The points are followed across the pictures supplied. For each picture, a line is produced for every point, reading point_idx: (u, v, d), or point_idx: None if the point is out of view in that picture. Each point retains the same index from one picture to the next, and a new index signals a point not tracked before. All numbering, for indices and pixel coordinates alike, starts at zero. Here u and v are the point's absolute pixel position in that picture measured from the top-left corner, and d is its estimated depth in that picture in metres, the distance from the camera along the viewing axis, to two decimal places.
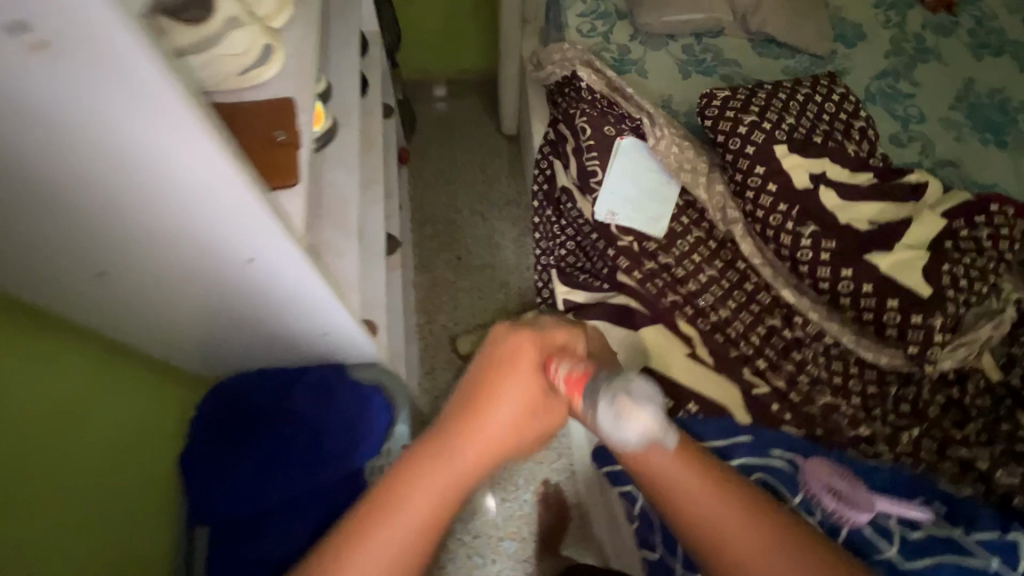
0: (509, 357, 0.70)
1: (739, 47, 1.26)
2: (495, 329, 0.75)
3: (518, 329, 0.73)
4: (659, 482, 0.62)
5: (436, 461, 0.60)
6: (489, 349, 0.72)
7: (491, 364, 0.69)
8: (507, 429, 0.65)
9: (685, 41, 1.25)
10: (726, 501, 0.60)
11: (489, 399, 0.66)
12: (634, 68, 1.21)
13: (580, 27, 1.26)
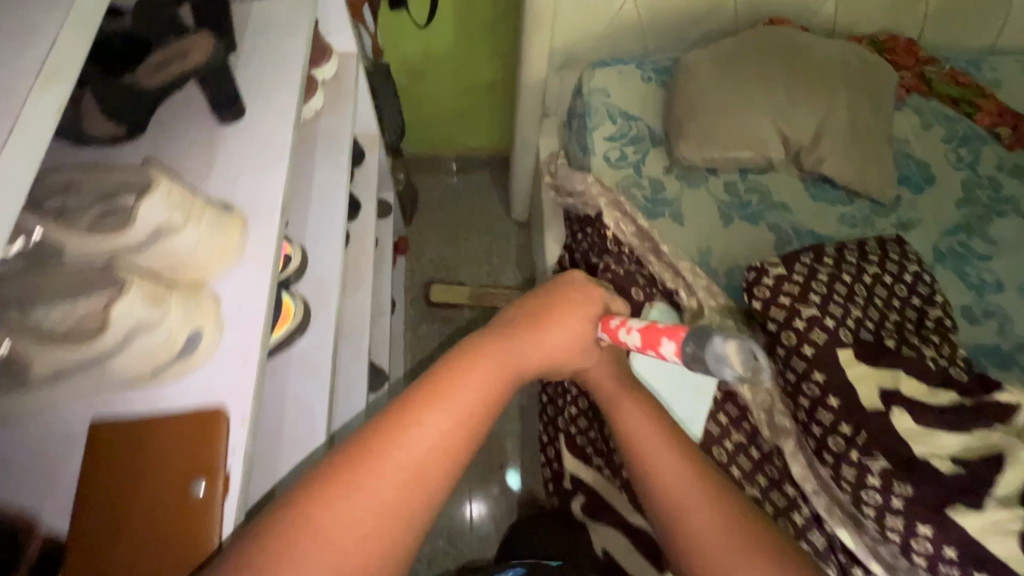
0: (569, 307, 0.71)
1: (790, 188, 1.09)
2: (568, 277, 0.75)
3: (589, 287, 0.74)
4: (654, 465, 0.61)
5: (436, 397, 0.54)
6: (551, 289, 0.73)
7: (548, 314, 0.70)
8: (541, 352, 0.67)
9: (728, 178, 1.08)
10: (721, 514, 0.57)
11: (542, 334, 0.67)
12: (668, 210, 1.05)
13: (608, 153, 1.09)
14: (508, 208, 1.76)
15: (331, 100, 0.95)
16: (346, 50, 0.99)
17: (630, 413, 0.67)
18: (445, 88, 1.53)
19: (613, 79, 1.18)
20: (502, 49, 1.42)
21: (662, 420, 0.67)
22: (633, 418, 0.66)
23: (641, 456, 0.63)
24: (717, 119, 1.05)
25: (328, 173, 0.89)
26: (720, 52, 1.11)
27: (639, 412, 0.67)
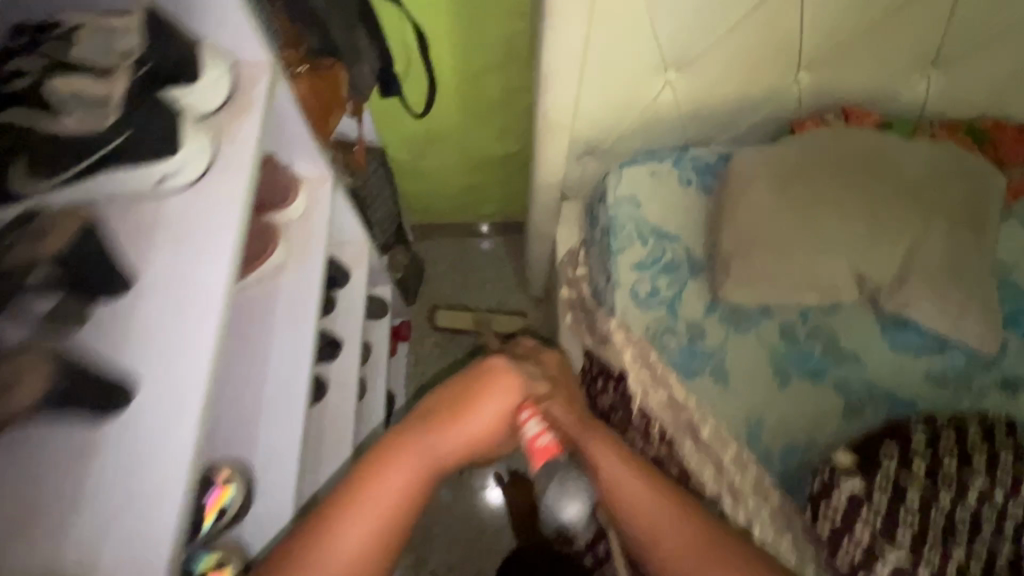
0: (490, 390, 0.65)
1: (864, 333, 0.88)
2: (487, 365, 0.67)
3: (508, 373, 0.67)
4: (618, 490, 0.63)
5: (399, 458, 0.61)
6: (468, 375, 0.68)
7: (466, 399, 0.66)
8: (462, 443, 0.64)
9: (785, 321, 0.88)
10: (696, 532, 0.60)
11: (466, 414, 0.65)
12: (710, 366, 0.85)
13: (635, 287, 0.90)
14: (523, 282, 1.58)
15: (295, 247, 0.78)
16: (317, 176, 0.81)
17: (597, 455, 0.64)
18: (451, 162, 1.35)
19: (645, 185, 0.98)
20: (515, 125, 1.23)
21: (623, 448, 0.67)
22: (599, 466, 0.64)
23: (608, 490, 0.63)
24: (776, 255, 0.85)
25: (286, 350, 0.72)
26: (783, 161, 0.89)
27: (604, 454, 0.64)
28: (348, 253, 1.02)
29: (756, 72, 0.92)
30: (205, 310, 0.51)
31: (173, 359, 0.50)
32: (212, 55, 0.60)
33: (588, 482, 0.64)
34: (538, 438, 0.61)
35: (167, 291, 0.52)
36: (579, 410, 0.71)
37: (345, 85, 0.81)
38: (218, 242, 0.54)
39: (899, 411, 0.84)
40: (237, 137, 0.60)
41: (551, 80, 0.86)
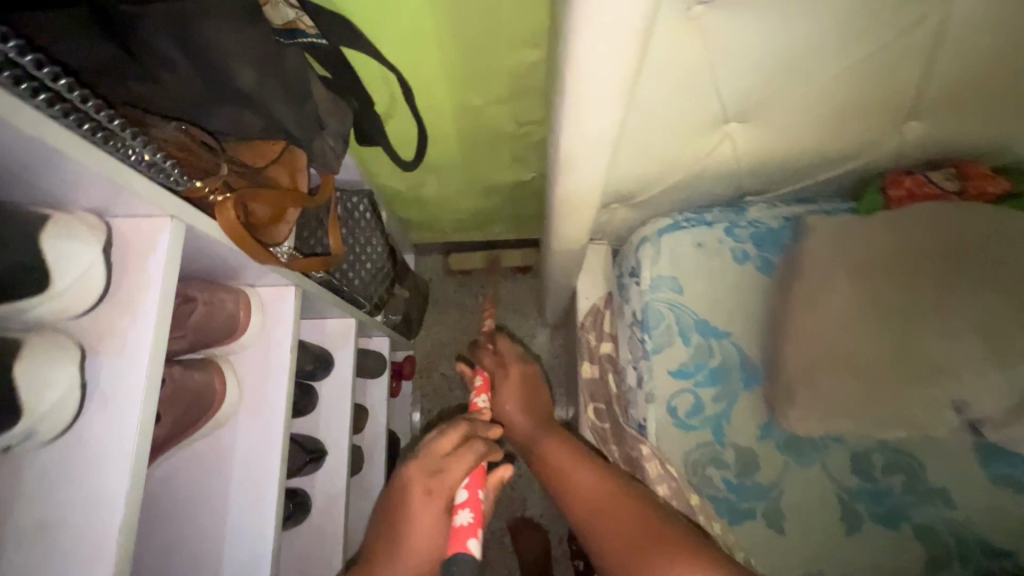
0: (424, 490, 0.59)
1: (958, 464, 0.71)
2: (402, 475, 0.61)
3: (415, 474, 0.60)
4: (584, 496, 0.67)
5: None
6: (396, 492, 0.60)
7: (402, 498, 0.59)
8: (434, 533, 0.58)
9: (858, 449, 0.72)
10: (647, 522, 0.61)
11: (414, 540, 0.57)
12: (761, 504, 0.71)
13: (674, 403, 0.74)
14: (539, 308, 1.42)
15: (251, 387, 0.62)
16: (279, 288, 0.66)
17: (546, 449, 0.74)
18: (453, 190, 1.15)
19: (690, 262, 0.79)
20: (527, 155, 1.02)
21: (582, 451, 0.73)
22: (559, 462, 0.71)
23: (575, 495, 0.68)
24: (860, 386, 0.67)
25: (243, 529, 0.58)
26: (874, 258, 0.70)
27: (555, 446, 0.74)
28: (332, 335, 0.87)
29: (847, 126, 0.69)
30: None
31: None
32: (67, 220, 0.36)
33: (550, 477, 0.72)
34: (463, 523, 0.58)
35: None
36: (535, 406, 0.83)
37: (306, 171, 0.63)
38: (91, 543, 0.35)
39: (993, 565, 0.69)
40: (124, 347, 0.39)
41: (571, 167, 0.60)
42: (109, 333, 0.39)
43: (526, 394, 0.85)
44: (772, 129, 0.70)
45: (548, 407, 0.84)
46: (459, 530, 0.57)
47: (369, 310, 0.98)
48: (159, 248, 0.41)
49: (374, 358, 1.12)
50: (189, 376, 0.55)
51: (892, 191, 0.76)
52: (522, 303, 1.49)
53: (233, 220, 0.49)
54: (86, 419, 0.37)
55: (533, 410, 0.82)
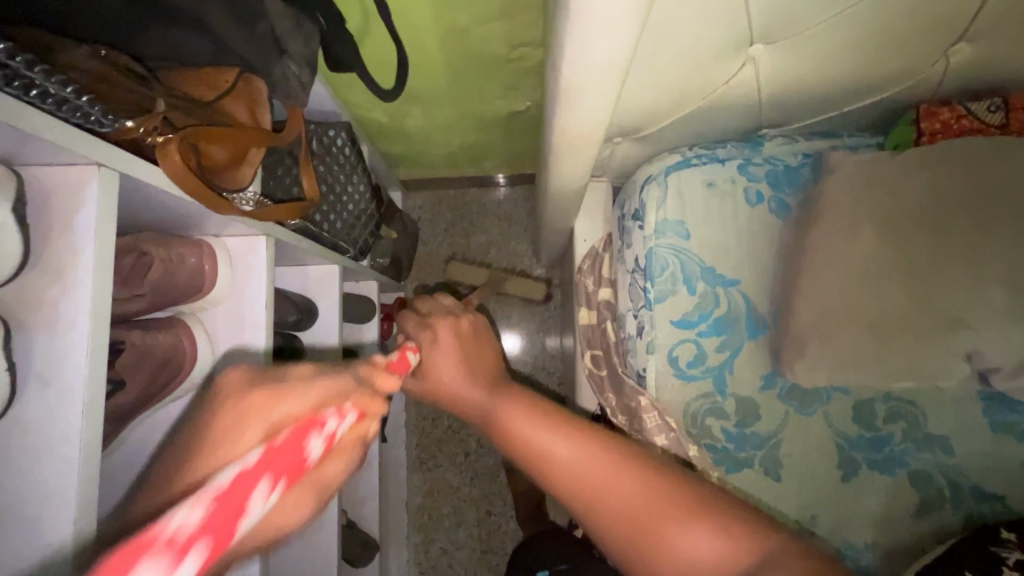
0: (250, 397, 0.40)
1: (959, 410, 0.69)
2: (224, 381, 0.43)
3: (257, 382, 0.42)
4: (561, 466, 0.58)
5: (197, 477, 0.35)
6: (215, 402, 0.42)
7: (219, 398, 0.42)
8: (254, 426, 0.39)
9: (862, 397, 0.70)
10: (639, 480, 0.55)
11: (226, 444, 0.38)
12: (761, 456, 0.70)
13: (675, 353, 0.71)
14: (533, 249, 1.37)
15: (226, 346, 0.58)
16: (249, 239, 0.59)
17: (508, 419, 0.64)
18: (441, 124, 1.06)
19: (699, 203, 0.73)
20: (521, 82, 0.92)
21: (546, 411, 0.63)
22: (528, 434, 0.61)
23: (547, 466, 0.58)
24: (873, 338, 0.63)
25: None
26: (899, 201, 0.64)
27: (518, 414, 0.64)
28: (315, 284, 0.82)
29: (884, 48, 0.61)
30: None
31: None
32: None
33: (516, 447, 0.62)
34: (226, 477, 0.27)
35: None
36: (482, 372, 0.76)
37: (267, 105, 0.55)
38: (45, 535, 0.32)
39: (985, 510, 0.69)
40: (57, 323, 0.33)
41: (573, 100, 0.53)
42: (37, 307, 0.33)
43: (469, 358, 0.78)
44: (800, 51, 0.61)
45: (497, 368, 0.78)
46: (155, 538, 0.23)
47: (354, 255, 0.92)
48: (87, 203, 0.35)
49: (361, 303, 1.07)
50: (153, 339, 0.50)
51: (925, 123, 0.68)
52: (516, 245, 1.43)
53: (179, 164, 0.42)
54: (25, 402, 0.33)
55: (475, 376, 0.75)
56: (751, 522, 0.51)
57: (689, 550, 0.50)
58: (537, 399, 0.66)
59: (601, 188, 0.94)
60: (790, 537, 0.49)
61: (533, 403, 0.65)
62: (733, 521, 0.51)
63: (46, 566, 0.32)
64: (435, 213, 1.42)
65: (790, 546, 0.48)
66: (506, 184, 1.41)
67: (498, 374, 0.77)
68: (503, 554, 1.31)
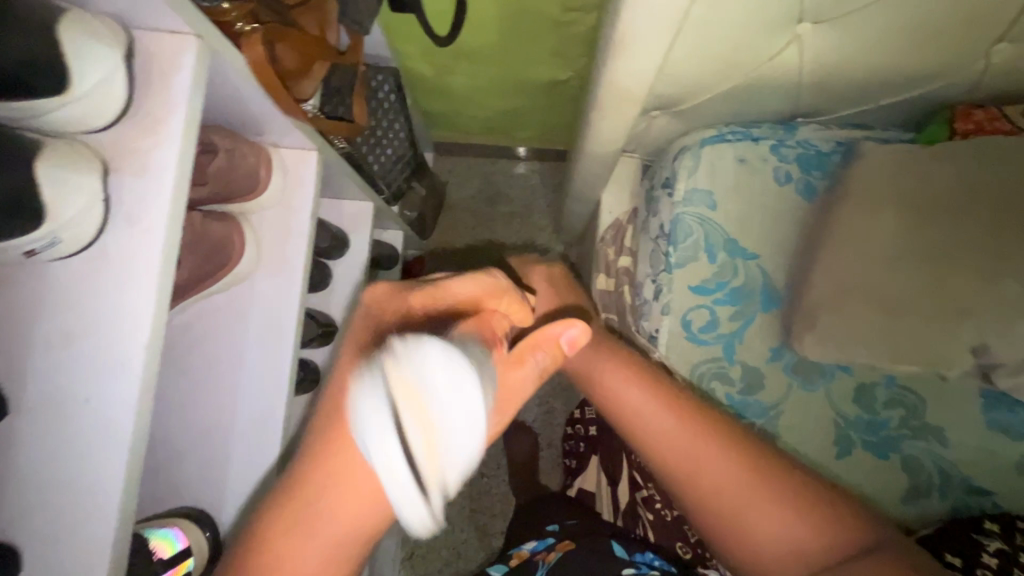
0: (400, 300, 0.53)
1: (958, 403, 0.71)
2: (364, 299, 0.55)
3: (392, 298, 0.54)
4: (659, 452, 0.62)
5: (329, 467, 0.46)
6: (367, 318, 0.53)
7: (375, 318, 0.53)
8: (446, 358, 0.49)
9: (865, 380, 0.72)
10: (744, 472, 0.59)
11: (387, 343, 0.50)
12: (760, 424, 0.72)
13: (689, 317, 0.73)
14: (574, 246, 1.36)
15: (268, 248, 0.61)
16: (301, 151, 0.62)
17: (605, 380, 0.66)
18: (484, 85, 1.09)
19: (729, 176, 0.76)
20: (568, 49, 0.95)
21: (654, 381, 0.64)
22: (633, 404, 0.64)
23: (648, 445, 0.63)
24: (882, 317, 0.65)
25: (257, 381, 0.59)
26: (927, 190, 0.66)
27: (617, 382, 0.65)
28: (349, 216, 0.85)
29: (932, 38, 0.63)
30: (107, 459, 0.34)
31: (35, 342, 0.35)
32: (85, 17, 0.33)
33: (617, 413, 0.65)
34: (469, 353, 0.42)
35: (56, 419, 0.34)
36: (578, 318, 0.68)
37: (336, 28, 0.61)
38: (119, 354, 0.35)
39: (972, 502, 0.71)
40: (147, 170, 0.37)
41: (627, 47, 0.55)
42: (130, 153, 0.37)
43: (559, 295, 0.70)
44: (848, 33, 0.63)
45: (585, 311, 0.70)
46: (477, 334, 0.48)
47: (387, 198, 0.95)
48: (183, 68, 0.37)
49: (386, 250, 1.10)
50: (209, 225, 0.54)
51: (959, 123, 0.71)
52: (538, 220, 1.45)
53: (259, 57, 0.46)
54: (109, 237, 0.36)
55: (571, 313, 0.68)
56: (842, 518, 0.57)
57: (775, 536, 0.58)
58: (647, 365, 0.66)
59: (633, 162, 0.96)
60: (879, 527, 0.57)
61: (641, 363, 0.66)
62: (823, 513, 0.58)
63: (114, 382, 0.35)
64: (463, 178, 1.45)
65: (865, 534, 0.57)
66: (526, 157, 1.44)
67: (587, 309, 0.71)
68: (490, 515, 1.34)
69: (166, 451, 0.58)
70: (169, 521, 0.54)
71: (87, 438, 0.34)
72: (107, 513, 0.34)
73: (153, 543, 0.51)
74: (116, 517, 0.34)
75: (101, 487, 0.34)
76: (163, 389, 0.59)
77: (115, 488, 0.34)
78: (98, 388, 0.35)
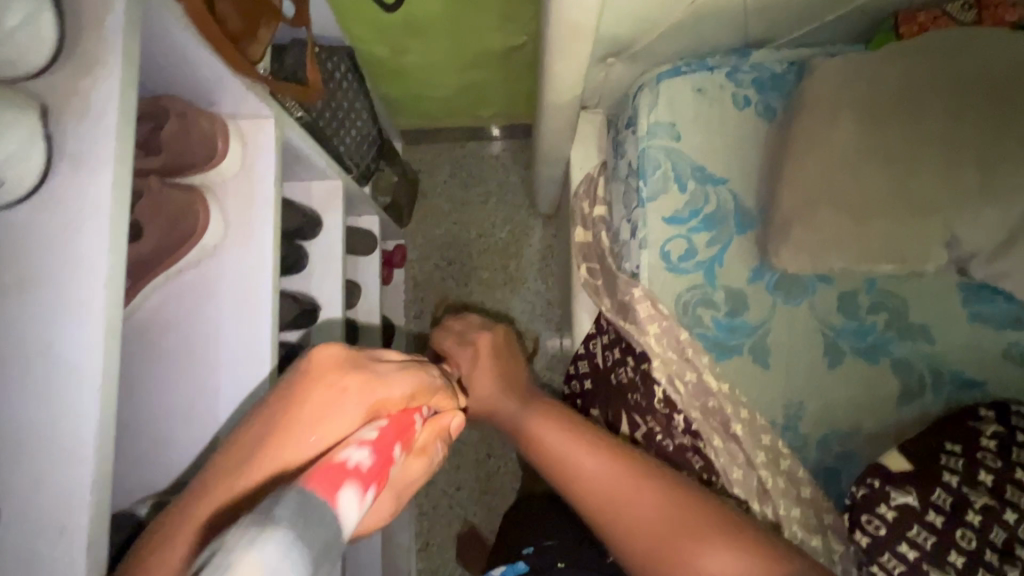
0: (344, 376, 0.44)
1: (939, 300, 0.73)
2: (313, 356, 0.44)
3: (350, 366, 0.44)
4: (593, 483, 0.62)
5: (229, 483, 0.40)
6: (298, 368, 0.44)
7: (310, 376, 0.43)
8: (326, 428, 0.41)
9: (846, 289, 0.73)
10: (667, 504, 0.59)
11: (312, 409, 0.41)
12: (751, 345, 0.72)
13: (667, 249, 0.74)
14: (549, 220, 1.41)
15: (235, 220, 0.60)
16: (257, 120, 0.61)
17: (538, 429, 0.69)
18: (440, 62, 1.09)
19: (689, 107, 0.77)
20: (517, 11, 0.96)
21: (582, 429, 0.67)
22: (558, 447, 0.66)
23: (579, 483, 0.63)
24: (854, 221, 0.66)
25: (237, 355, 0.58)
26: (880, 91, 0.67)
27: (551, 429, 0.68)
28: (319, 196, 0.85)
29: None
30: (76, 401, 0.33)
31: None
32: None
33: (546, 459, 0.67)
34: (353, 461, 0.34)
35: (24, 367, 0.34)
36: (517, 389, 0.78)
37: None
38: (80, 295, 0.34)
39: (965, 396, 0.71)
40: (89, 111, 0.36)
41: None
42: (69, 96, 0.36)
43: (506, 374, 0.80)
44: None
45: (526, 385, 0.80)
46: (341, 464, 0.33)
47: (356, 179, 0.95)
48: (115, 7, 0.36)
49: (363, 237, 1.10)
50: (170, 194, 0.54)
51: (903, 28, 0.72)
52: (513, 197, 1.45)
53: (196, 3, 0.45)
54: (58, 181, 0.35)
55: (509, 388, 0.78)
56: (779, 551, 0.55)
57: (713, 568, 0.55)
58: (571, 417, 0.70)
59: (596, 115, 0.97)
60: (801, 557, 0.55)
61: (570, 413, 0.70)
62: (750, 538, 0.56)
63: (77, 326, 0.34)
64: (434, 165, 1.45)
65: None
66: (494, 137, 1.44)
67: (527, 384, 0.80)
68: (502, 495, 1.33)
69: (152, 435, 0.57)
70: (164, 498, 0.52)
71: (55, 382, 0.34)
72: (83, 455, 0.33)
73: (157, 521, 0.50)
74: (92, 460, 0.33)
75: (75, 431, 0.34)
76: (143, 372, 0.58)
77: (89, 433, 0.34)
78: (62, 332, 0.34)
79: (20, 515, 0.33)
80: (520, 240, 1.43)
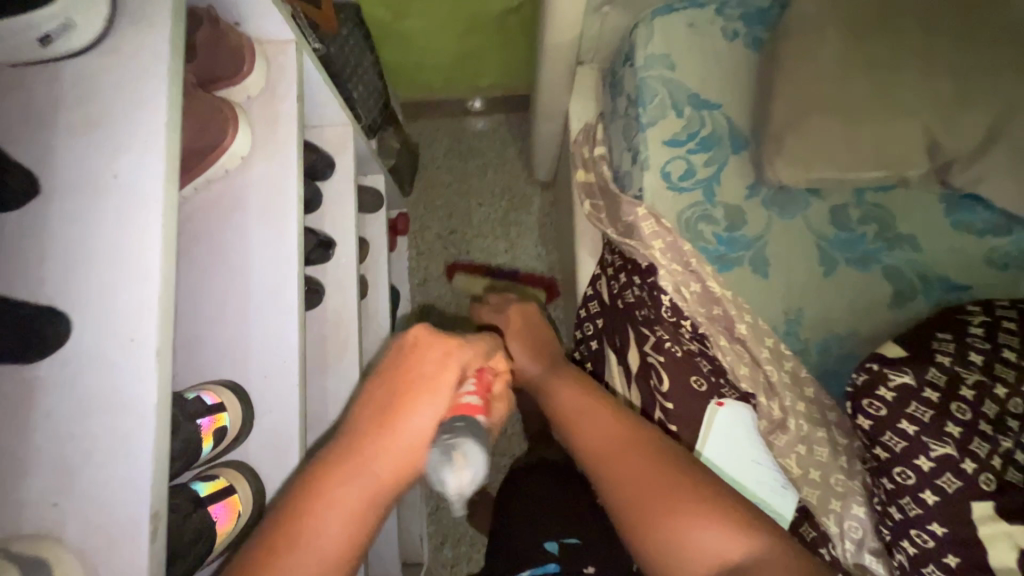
0: (440, 349, 0.57)
1: (922, 209, 0.77)
2: (412, 335, 0.58)
3: (438, 337, 0.58)
4: (597, 440, 0.64)
5: (370, 454, 0.50)
6: (404, 344, 0.58)
7: (414, 351, 0.57)
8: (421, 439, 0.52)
9: (835, 202, 0.78)
10: (663, 467, 0.59)
11: (414, 379, 0.54)
12: (751, 256, 0.76)
13: (667, 169, 0.78)
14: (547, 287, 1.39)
15: (261, 134, 0.64)
16: (280, 42, 0.65)
17: (558, 387, 0.73)
18: (440, 26, 1.14)
19: (682, 40, 0.82)
20: None
21: (597, 395, 0.69)
22: (571, 406, 0.69)
23: (585, 439, 0.65)
24: (841, 125, 0.70)
25: (264, 258, 0.60)
26: (859, 7, 0.72)
27: (571, 393, 0.70)
28: (331, 140, 0.88)
29: None
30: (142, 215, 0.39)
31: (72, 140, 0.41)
32: None
33: (557, 413, 0.70)
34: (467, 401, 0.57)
35: (96, 194, 0.40)
36: (545, 354, 0.82)
37: None
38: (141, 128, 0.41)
39: (954, 298, 0.75)
40: None
41: None
42: None
43: (535, 342, 0.84)
44: None
45: (556, 352, 0.84)
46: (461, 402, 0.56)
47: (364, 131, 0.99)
48: None
49: (369, 194, 1.12)
50: (199, 96, 0.57)
51: None
52: (512, 167, 1.49)
53: None
54: (123, 39, 0.43)
55: (539, 357, 0.81)
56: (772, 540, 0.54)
57: (696, 541, 0.54)
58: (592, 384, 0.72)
59: (592, 66, 1.01)
60: (788, 547, 0.54)
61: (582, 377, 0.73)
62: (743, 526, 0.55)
63: (139, 157, 0.40)
64: (434, 138, 1.49)
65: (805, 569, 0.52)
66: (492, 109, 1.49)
67: (557, 352, 0.83)
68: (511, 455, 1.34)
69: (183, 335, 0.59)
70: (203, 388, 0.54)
71: (123, 202, 0.40)
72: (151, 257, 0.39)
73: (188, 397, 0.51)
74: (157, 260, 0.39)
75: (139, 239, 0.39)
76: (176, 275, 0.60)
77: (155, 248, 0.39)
78: (126, 162, 0.40)
79: (97, 312, 0.39)
80: (519, 207, 1.47)
